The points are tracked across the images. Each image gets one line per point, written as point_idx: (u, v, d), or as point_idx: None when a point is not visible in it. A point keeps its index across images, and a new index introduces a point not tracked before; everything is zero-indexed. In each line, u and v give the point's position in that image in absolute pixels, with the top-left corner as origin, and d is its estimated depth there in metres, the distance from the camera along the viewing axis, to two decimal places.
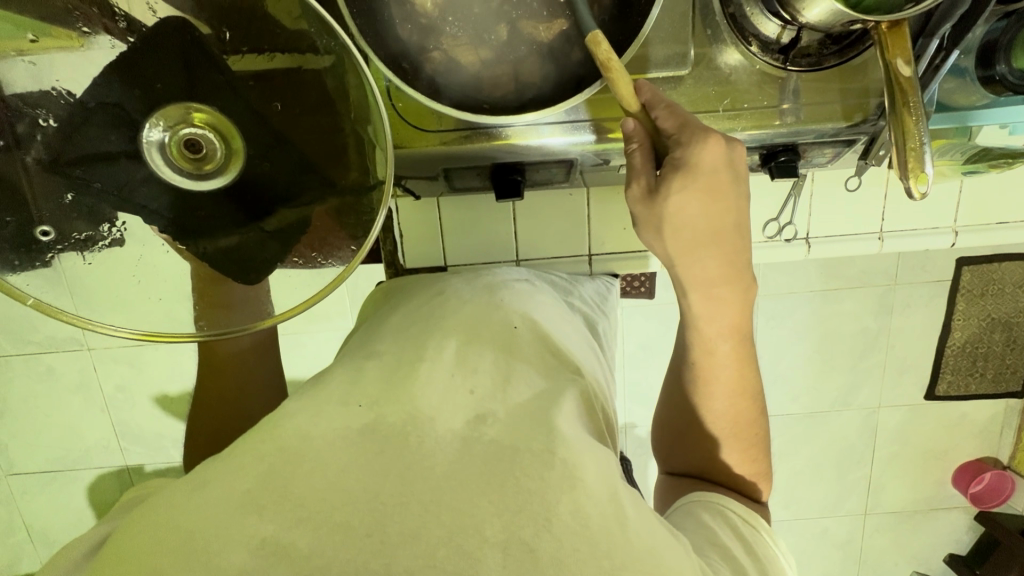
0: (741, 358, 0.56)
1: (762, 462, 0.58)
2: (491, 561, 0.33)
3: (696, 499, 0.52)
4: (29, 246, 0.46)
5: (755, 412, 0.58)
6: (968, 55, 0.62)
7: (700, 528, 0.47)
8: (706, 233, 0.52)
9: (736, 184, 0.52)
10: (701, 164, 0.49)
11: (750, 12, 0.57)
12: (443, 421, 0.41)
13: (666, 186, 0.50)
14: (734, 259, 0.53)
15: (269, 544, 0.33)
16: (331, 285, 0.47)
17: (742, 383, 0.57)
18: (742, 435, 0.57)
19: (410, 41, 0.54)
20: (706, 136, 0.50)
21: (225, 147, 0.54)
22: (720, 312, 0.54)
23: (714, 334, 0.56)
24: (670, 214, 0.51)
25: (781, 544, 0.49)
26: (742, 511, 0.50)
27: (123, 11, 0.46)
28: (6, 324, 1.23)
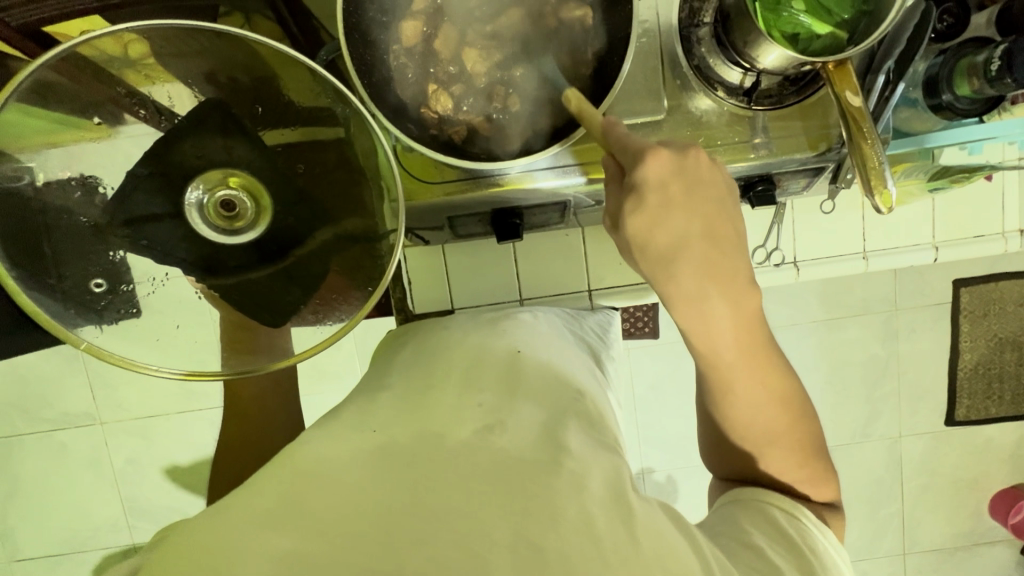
0: (756, 363, 0.56)
1: (815, 463, 0.58)
2: (499, 561, 0.38)
3: (741, 499, 0.55)
4: (83, 296, 0.51)
5: (790, 415, 0.57)
6: (915, 87, 0.69)
7: (738, 531, 0.50)
8: (676, 241, 0.51)
9: (697, 187, 0.51)
10: (647, 181, 0.50)
11: (713, 63, 0.64)
12: (449, 435, 0.47)
13: (627, 217, 0.51)
14: (721, 263, 0.52)
15: (287, 557, 0.37)
16: (343, 330, 0.51)
17: (770, 386, 0.56)
18: (786, 437, 0.57)
19: (407, 101, 0.58)
20: (650, 150, 0.49)
21: (254, 205, 0.57)
22: (720, 318, 0.53)
23: (713, 346, 0.55)
24: (644, 236, 0.52)
25: (832, 539, 0.51)
26: (787, 508, 0.53)
27: (165, 105, 0.56)
28: (23, 403, 1.25)
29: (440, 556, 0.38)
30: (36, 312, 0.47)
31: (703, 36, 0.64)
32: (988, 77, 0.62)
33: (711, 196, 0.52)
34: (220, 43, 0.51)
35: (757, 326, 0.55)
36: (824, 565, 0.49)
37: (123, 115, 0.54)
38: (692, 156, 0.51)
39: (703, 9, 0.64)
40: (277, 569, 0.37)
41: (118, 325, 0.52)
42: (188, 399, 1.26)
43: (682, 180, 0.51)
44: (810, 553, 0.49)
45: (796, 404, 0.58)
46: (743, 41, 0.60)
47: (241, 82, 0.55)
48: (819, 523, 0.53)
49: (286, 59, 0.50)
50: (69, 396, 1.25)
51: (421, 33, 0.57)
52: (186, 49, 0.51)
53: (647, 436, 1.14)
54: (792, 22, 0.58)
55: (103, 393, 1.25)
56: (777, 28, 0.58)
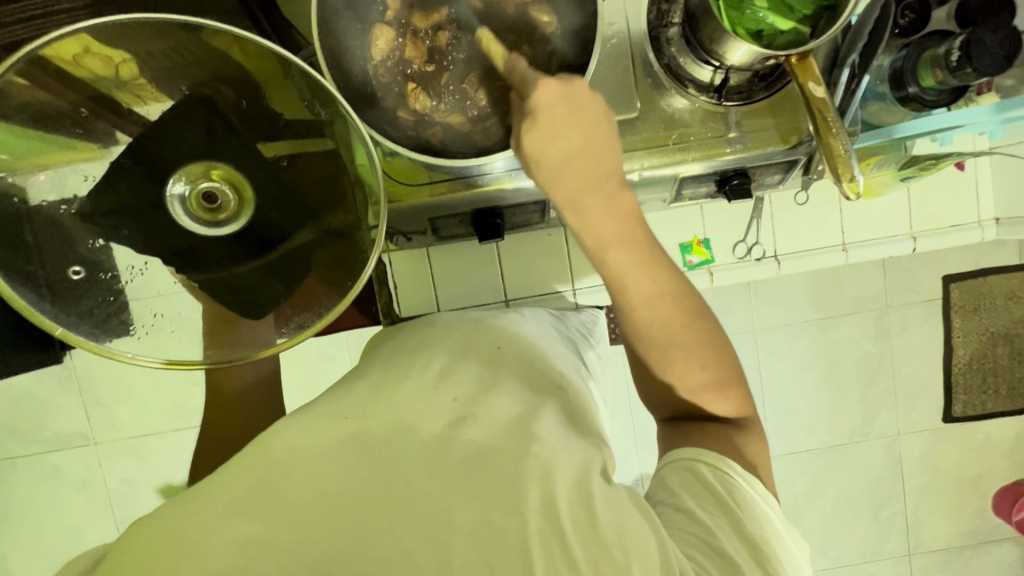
0: (647, 263, 0.55)
1: (719, 365, 0.55)
2: (465, 549, 0.39)
3: (671, 459, 0.53)
4: (62, 284, 0.51)
5: (690, 317, 0.56)
6: (883, 81, 0.70)
7: (671, 498, 0.49)
8: (563, 158, 0.54)
9: (578, 109, 0.54)
10: (538, 104, 0.52)
11: (683, 62, 0.66)
12: (427, 427, 0.48)
13: (523, 134, 0.54)
14: (601, 170, 0.55)
15: (251, 542, 0.40)
16: (325, 321, 0.53)
17: (662, 286, 0.56)
18: (686, 337, 0.55)
19: (384, 104, 0.60)
20: (538, 80, 0.53)
21: (237, 197, 0.56)
22: (601, 220, 0.55)
23: (605, 248, 0.55)
24: (539, 152, 0.54)
25: (760, 488, 0.50)
26: (713, 462, 0.51)
27: (137, 112, 0.55)
28: (15, 423, 1.25)
29: (406, 542, 0.40)
30: (28, 309, 0.49)
31: (672, 37, 0.66)
32: (949, 67, 0.63)
33: (590, 113, 0.54)
34: (212, 53, 0.53)
35: (643, 232, 0.55)
36: (756, 524, 0.47)
37: (113, 133, 0.55)
38: (575, 87, 0.54)
39: (671, 11, 0.67)
40: (238, 552, 0.39)
41: (96, 315, 0.52)
42: (181, 415, 1.26)
43: (564, 104, 0.53)
44: (738, 510, 0.47)
45: (694, 306, 0.56)
46: (710, 39, 0.61)
47: (224, 94, 0.56)
48: (750, 474, 0.51)
49: (276, 65, 0.53)
50: (62, 415, 1.24)
51: (394, 42, 0.59)
52: (178, 62, 0.54)
53: (642, 438, 1.14)
54: (756, 20, 0.60)
55: (96, 411, 1.24)
56: (741, 25, 0.60)
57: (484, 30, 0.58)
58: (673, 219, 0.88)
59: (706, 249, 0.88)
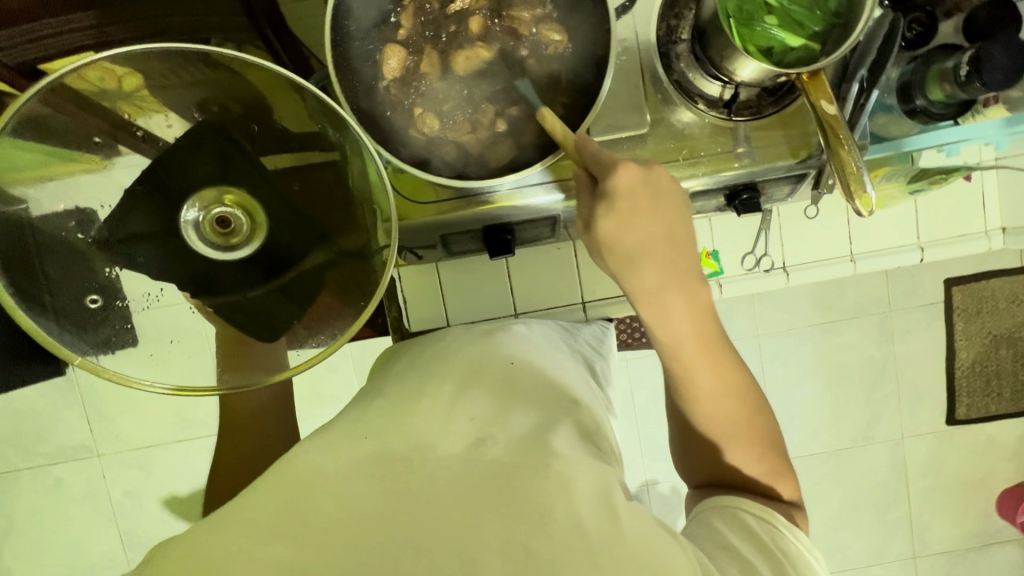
0: (714, 356, 0.57)
1: (774, 457, 0.57)
2: (491, 566, 0.39)
3: (714, 504, 0.53)
4: (80, 313, 0.52)
5: (748, 409, 0.58)
6: (890, 93, 0.70)
7: (714, 535, 0.49)
8: (638, 246, 0.54)
9: (662, 199, 0.54)
10: (617, 189, 0.53)
11: (693, 77, 0.66)
12: (444, 448, 0.48)
13: (600, 219, 0.54)
14: (681, 269, 0.55)
15: (284, 564, 0.39)
16: (336, 345, 0.52)
17: (725, 382, 0.57)
18: (747, 433, 0.57)
19: (394, 124, 0.60)
20: (618, 163, 0.53)
21: (249, 222, 0.57)
22: (677, 313, 0.56)
23: (675, 340, 0.57)
24: (612, 237, 0.55)
25: (805, 540, 0.49)
26: (757, 511, 0.51)
27: (143, 128, 0.55)
28: (19, 437, 1.24)
29: (432, 561, 0.39)
30: (36, 330, 0.49)
31: (682, 53, 0.67)
32: (958, 81, 0.63)
33: (672, 207, 0.54)
34: (223, 75, 0.53)
35: (713, 329, 0.57)
36: (802, 572, 0.47)
37: (117, 147, 0.54)
38: (654, 173, 0.54)
39: (680, 26, 0.66)
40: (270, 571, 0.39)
41: (110, 341, 0.53)
42: (186, 427, 1.25)
43: (646, 191, 0.53)
44: (784, 557, 0.47)
45: (754, 401, 0.58)
46: (720, 56, 0.62)
47: (235, 114, 0.56)
48: (791, 523, 0.51)
49: (285, 85, 0.51)
50: (66, 428, 1.24)
51: (404, 64, 0.58)
52: (186, 79, 0.53)
53: (649, 447, 1.14)
54: (766, 37, 0.59)
55: (100, 424, 1.24)
56: (752, 42, 0.59)
57: (541, 104, 0.59)
58: None
59: (714, 261, 0.88)
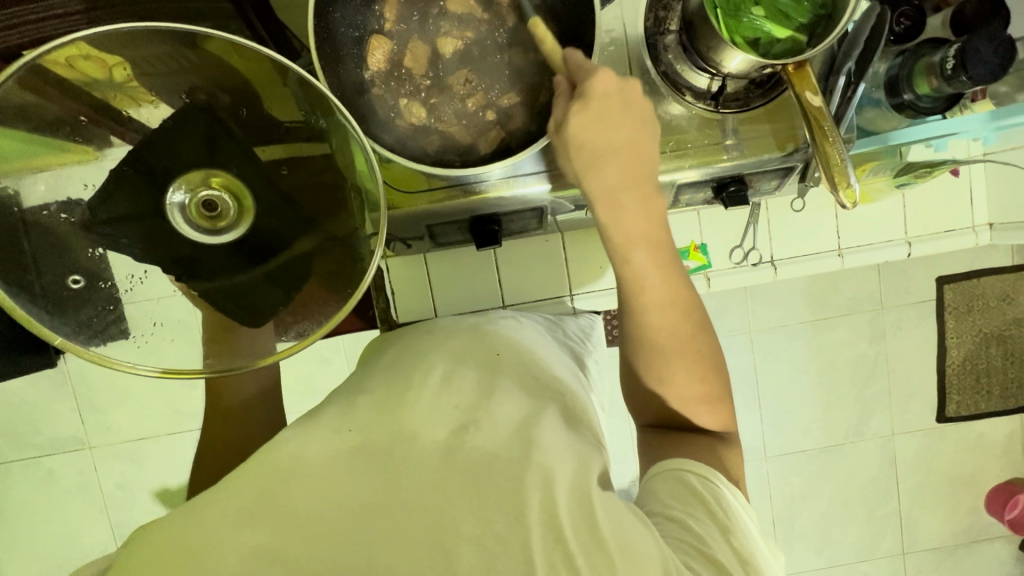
0: (666, 269, 0.58)
1: (714, 378, 0.58)
2: (467, 556, 0.39)
3: (659, 472, 0.53)
4: (61, 294, 0.51)
5: (694, 326, 0.58)
6: (878, 88, 0.71)
7: (661, 506, 0.49)
8: (606, 154, 0.55)
9: (630, 106, 0.55)
10: (594, 90, 0.53)
11: (681, 69, 0.66)
12: (428, 436, 0.48)
13: (572, 116, 0.54)
14: (640, 171, 0.56)
15: (265, 553, 0.39)
16: (325, 330, 0.52)
17: (673, 293, 0.58)
18: (691, 349, 0.58)
19: (381, 114, 0.60)
20: (597, 69, 0.53)
21: (237, 206, 0.58)
22: (633, 215, 0.56)
23: (630, 245, 0.57)
24: (578, 135, 0.54)
25: (740, 497, 0.50)
26: (702, 473, 0.51)
27: (134, 117, 0.55)
28: (9, 427, 1.24)
29: (409, 550, 0.40)
30: (14, 308, 0.48)
31: (670, 44, 0.66)
32: (944, 75, 0.63)
33: (641, 119, 0.56)
34: (209, 59, 0.52)
35: (668, 241, 0.58)
36: (748, 543, 0.47)
37: (109, 137, 0.54)
38: (630, 85, 0.55)
39: (668, 18, 0.66)
40: (247, 561, 0.39)
41: (93, 320, 0.52)
42: (177, 418, 1.25)
43: (618, 95, 0.54)
44: (733, 527, 0.47)
45: (700, 320, 0.59)
46: (707, 48, 0.62)
47: (220, 99, 0.55)
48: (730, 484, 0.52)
49: (265, 66, 0.51)
50: (56, 420, 1.24)
51: (390, 54, 0.59)
52: (171, 68, 0.53)
53: None
54: (753, 27, 0.59)
55: (91, 415, 1.24)
56: (739, 33, 0.59)
57: (534, 14, 0.57)
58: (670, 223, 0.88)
59: (703, 254, 0.89)
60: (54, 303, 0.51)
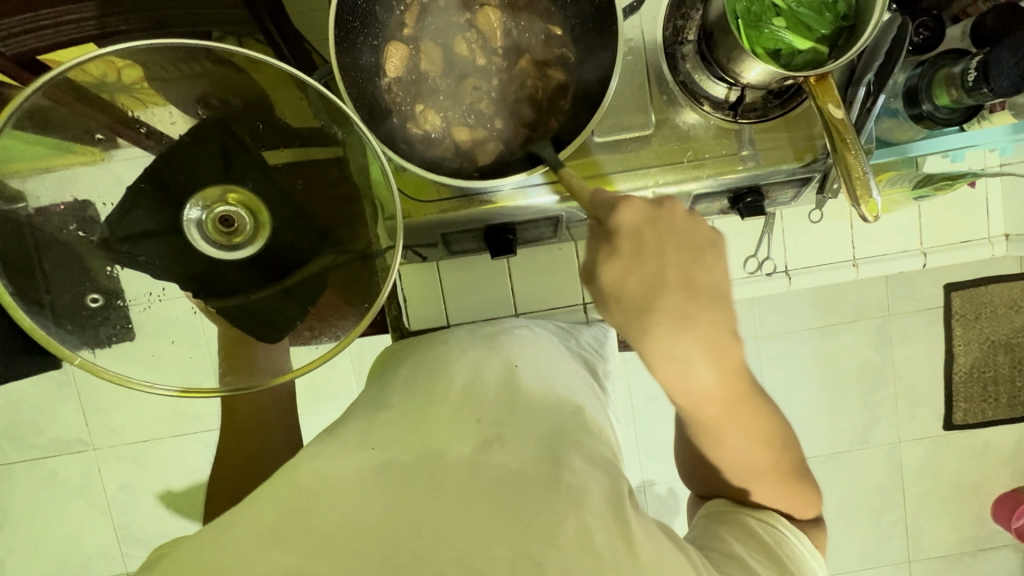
0: (744, 415, 0.52)
1: (801, 488, 0.56)
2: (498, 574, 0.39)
3: (716, 513, 0.56)
4: (79, 312, 0.51)
5: (777, 452, 0.55)
6: (896, 98, 0.71)
7: (719, 541, 0.52)
8: (656, 305, 0.47)
9: (672, 237, 0.48)
10: (621, 230, 0.48)
11: (699, 78, 0.66)
12: (450, 452, 0.48)
13: (605, 268, 0.48)
14: (708, 323, 0.47)
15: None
16: (341, 345, 0.51)
17: (755, 433, 0.54)
18: (773, 470, 0.55)
19: (398, 123, 0.59)
20: (620, 202, 0.49)
21: (253, 221, 0.57)
22: (705, 380, 0.48)
23: (703, 406, 0.51)
24: (622, 284, 0.48)
25: (804, 542, 0.54)
26: (759, 517, 0.54)
27: (144, 122, 0.55)
28: (14, 430, 1.23)
29: (439, 570, 0.39)
30: (32, 328, 0.48)
31: (688, 54, 0.66)
32: (965, 87, 0.63)
33: (694, 248, 0.49)
34: (229, 68, 0.52)
35: (745, 388, 0.50)
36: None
37: (115, 140, 0.54)
38: (666, 207, 0.50)
39: (687, 26, 0.66)
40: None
41: (113, 339, 0.52)
42: (183, 422, 1.24)
43: (653, 228, 0.49)
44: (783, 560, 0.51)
45: (783, 440, 0.56)
46: (726, 58, 0.61)
47: (237, 109, 0.55)
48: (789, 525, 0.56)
49: (284, 77, 0.51)
50: (61, 422, 1.23)
51: (406, 59, 0.58)
52: (184, 74, 0.52)
53: (648, 449, 1.14)
54: (774, 38, 0.59)
55: (96, 418, 1.23)
56: (759, 45, 0.59)
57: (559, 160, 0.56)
58: None
59: None
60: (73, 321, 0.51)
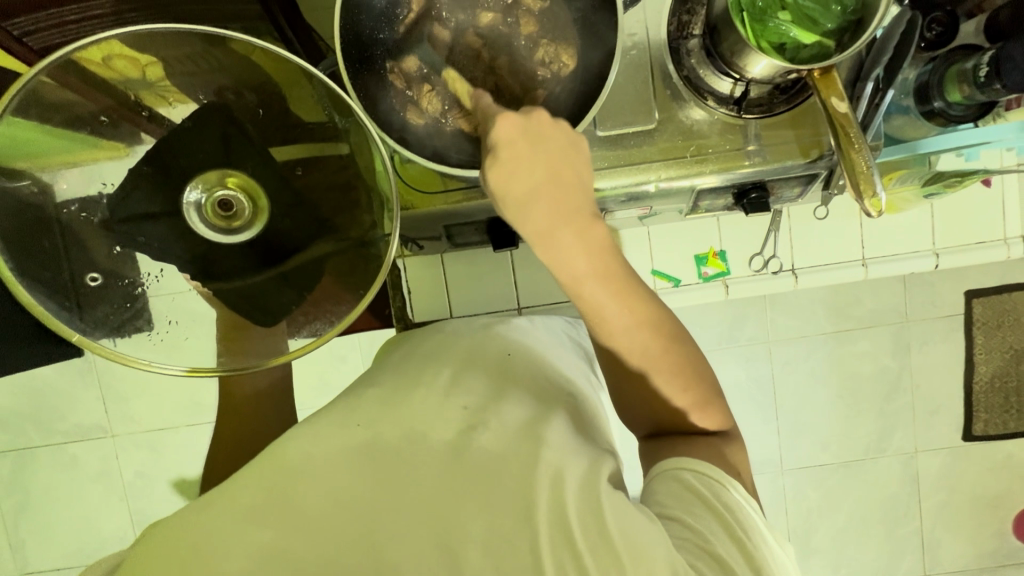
0: (625, 299, 0.52)
1: (699, 384, 0.54)
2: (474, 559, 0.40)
3: (656, 470, 0.52)
4: (79, 290, 0.53)
5: (668, 347, 0.53)
6: (907, 95, 0.70)
7: (660, 507, 0.48)
8: (528, 199, 0.49)
9: (542, 141, 0.49)
10: (499, 141, 0.48)
11: (704, 74, 0.66)
12: (437, 434, 0.48)
13: (487, 173, 0.49)
14: (573, 206, 0.49)
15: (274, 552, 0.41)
16: (332, 334, 0.53)
17: (638, 316, 0.52)
18: (670, 366, 0.53)
19: (404, 117, 0.61)
20: (497, 115, 0.48)
21: (252, 206, 0.58)
22: (575, 262, 0.50)
23: (578, 289, 0.51)
24: (502, 190, 0.49)
25: (744, 490, 0.49)
26: (698, 469, 0.50)
27: (147, 106, 0.55)
28: (36, 412, 1.28)
29: (419, 553, 0.41)
30: (36, 309, 0.50)
31: (693, 48, 0.66)
32: (977, 83, 0.62)
33: (557, 147, 0.49)
34: (235, 59, 0.54)
35: (613, 266, 0.51)
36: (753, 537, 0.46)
37: (137, 133, 0.56)
38: (535, 117, 0.50)
39: (692, 22, 0.66)
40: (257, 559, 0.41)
41: (113, 320, 0.53)
42: (196, 410, 1.28)
43: (525, 138, 0.49)
44: (730, 516, 0.46)
45: (677, 337, 0.54)
46: (731, 52, 0.61)
47: (244, 98, 0.57)
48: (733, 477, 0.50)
49: (293, 71, 0.53)
50: (81, 408, 1.27)
51: (413, 47, 0.60)
52: (200, 67, 0.54)
53: None
54: (779, 32, 0.59)
55: (114, 405, 1.27)
56: (765, 39, 0.58)
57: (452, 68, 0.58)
58: (689, 230, 0.88)
59: (721, 261, 0.88)
60: (72, 300, 0.52)
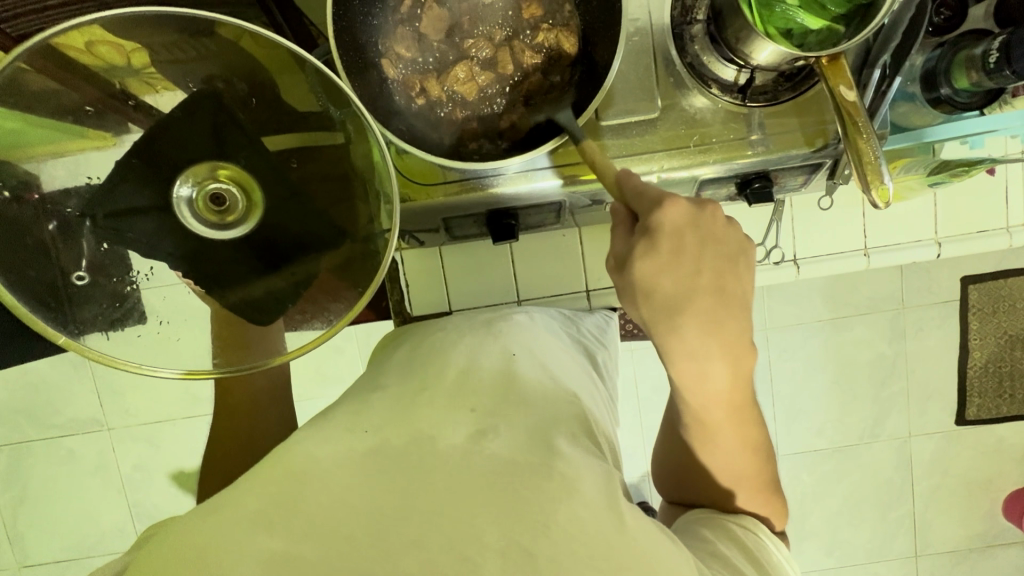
0: (743, 420, 0.55)
1: (776, 500, 0.58)
2: (490, 564, 0.39)
3: (700, 516, 0.55)
4: (64, 291, 0.50)
5: (762, 463, 0.57)
6: (913, 82, 0.68)
7: (701, 544, 0.50)
8: (687, 304, 0.50)
9: (711, 245, 0.51)
10: (665, 228, 0.50)
11: (707, 60, 0.64)
12: (443, 439, 0.48)
13: (638, 257, 0.50)
14: (730, 329, 0.50)
15: (276, 558, 0.39)
16: (318, 340, 0.50)
17: (747, 439, 0.56)
18: (752, 480, 0.57)
19: (386, 90, 0.59)
20: (665, 198, 0.50)
21: (246, 200, 0.57)
22: (717, 376, 0.52)
23: (706, 399, 0.53)
24: (650, 281, 0.51)
25: (785, 550, 0.53)
26: (743, 522, 0.53)
27: (135, 95, 0.54)
28: (30, 408, 1.26)
29: (431, 560, 0.39)
30: (14, 304, 0.47)
31: (697, 34, 0.64)
32: (986, 69, 0.61)
33: (725, 254, 0.52)
34: (224, 45, 0.51)
35: (746, 393, 0.54)
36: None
37: (126, 124, 0.54)
38: (708, 211, 0.52)
39: (695, 6, 0.64)
40: (261, 568, 0.39)
41: (103, 320, 0.51)
42: (193, 403, 1.27)
43: (694, 231, 0.51)
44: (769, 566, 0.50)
45: (768, 454, 0.58)
46: (736, 38, 0.60)
47: (237, 88, 0.55)
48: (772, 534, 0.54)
49: (287, 58, 0.50)
50: (76, 402, 1.26)
51: (412, 37, 0.59)
52: (190, 56, 0.53)
53: None
54: (786, 18, 0.57)
55: (109, 399, 1.26)
56: (771, 24, 0.57)
57: (582, 134, 0.55)
58: None
59: None
60: (56, 301, 0.49)
